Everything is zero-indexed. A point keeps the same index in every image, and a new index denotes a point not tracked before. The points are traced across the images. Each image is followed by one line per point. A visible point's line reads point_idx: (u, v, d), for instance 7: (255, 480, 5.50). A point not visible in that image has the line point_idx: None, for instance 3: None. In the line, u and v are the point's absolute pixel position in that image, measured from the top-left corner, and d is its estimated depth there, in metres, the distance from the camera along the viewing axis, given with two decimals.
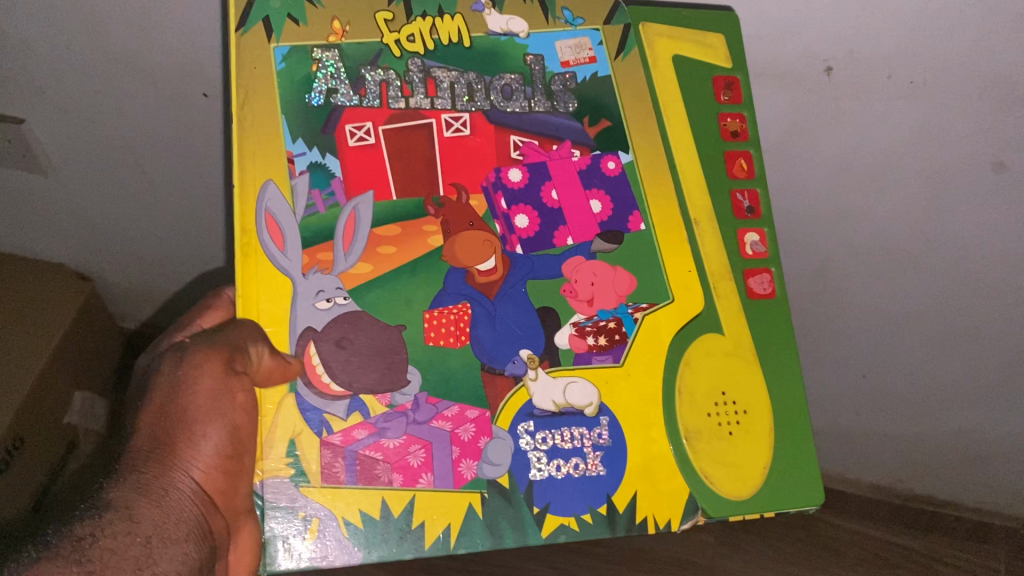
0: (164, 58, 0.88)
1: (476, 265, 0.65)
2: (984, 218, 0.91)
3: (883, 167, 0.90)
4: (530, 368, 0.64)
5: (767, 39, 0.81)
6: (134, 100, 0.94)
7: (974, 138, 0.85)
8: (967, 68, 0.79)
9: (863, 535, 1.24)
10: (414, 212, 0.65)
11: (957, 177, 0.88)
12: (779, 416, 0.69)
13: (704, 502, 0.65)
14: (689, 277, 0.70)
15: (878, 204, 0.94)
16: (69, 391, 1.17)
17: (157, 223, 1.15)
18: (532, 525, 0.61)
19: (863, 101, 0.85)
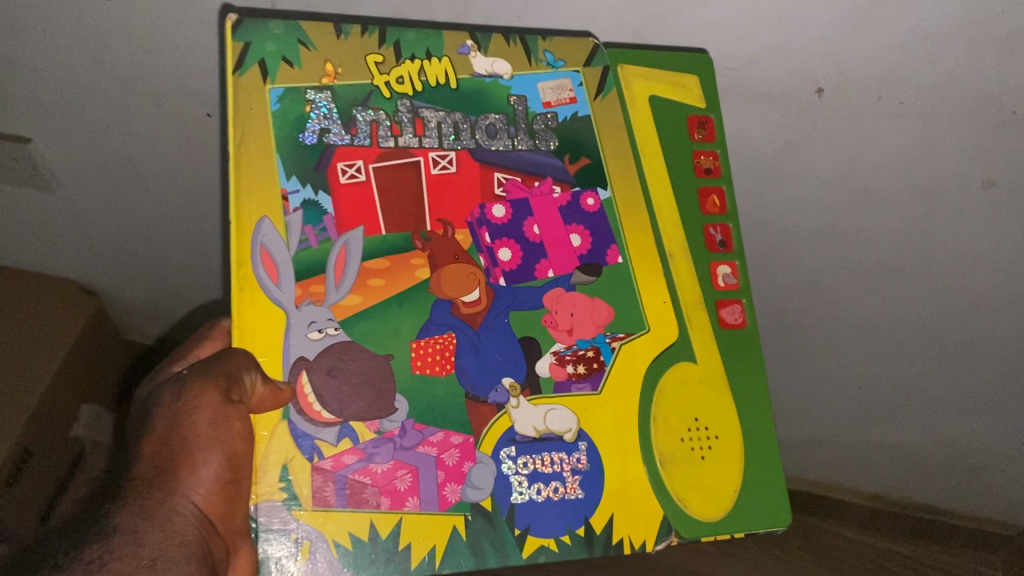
0: (168, 85, 0.91)
1: (461, 297, 0.68)
2: (962, 235, 0.95)
3: (873, 189, 0.93)
4: (512, 396, 0.67)
5: (752, 70, 0.83)
6: (140, 122, 0.97)
7: (959, 159, 0.88)
8: (955, 91, 0.82)
9: (861, 541, 1.34)
10: (402, 246, 0.68)
11: (947, 196, 0.92)
12: (748, 441, 0.72)
13: (678, 523, 0.68)
14: (664, 307, 0.73)
15: (868, 221, 0.97)
16: (75, 407, 1.20)
17: (155, 238, 1.17)
18: (513, 545, 0.64)
19: (853, 124, 0.87)
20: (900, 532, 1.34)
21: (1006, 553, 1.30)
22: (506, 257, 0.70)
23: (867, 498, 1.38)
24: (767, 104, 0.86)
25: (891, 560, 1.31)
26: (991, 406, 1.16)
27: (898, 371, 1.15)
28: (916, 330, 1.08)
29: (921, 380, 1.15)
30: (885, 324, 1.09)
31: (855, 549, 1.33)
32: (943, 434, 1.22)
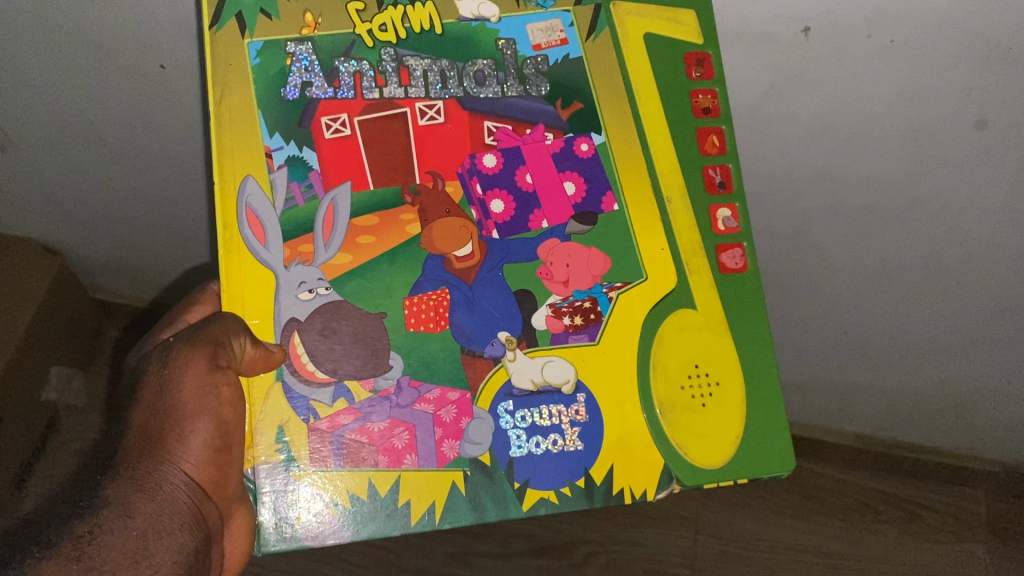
0: (116, 36, 0.88)
1: (454, 251, 0.67)
2: (959, 176, 0.90)
3: (862, 131, 0.88)
4: (508, 350, 0.67)
5: (734, 9, 0.79)
6: (94, 75, 0.93)
7: (955, 97, 0.82)
8: (944, 29, 0.77)
9: (846, 483, 1.32)
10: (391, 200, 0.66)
11: (938, 134, 0.86)
12: (751, 387, 0.71)
13: (678, 471, 0.67)
14: (662, 254, 0.72)
15: (858, 165, 0.92)
16: (45, 369, 1.26)
17: (128, 201, 1.15)
18: (512, 499, 0.64)
19: (841, 64, 0.82)
20: (882, 469, 1.33)
21: (988, 488, 1.30)
22: (498, 209, 0.69)
23: (851, 438, 1.35)
24: (749, 47, 0.82)
25: (877, 499, 1.30)
26: (995, 349, 1.11)
27: (891, 321, 1.12)
28: (913, 274, 1.04)
29: (914, 326, 1.11)
30: (882, 271, 1.05)
31: (843, 490, 1.32)
32: (935, 376, 1.18)
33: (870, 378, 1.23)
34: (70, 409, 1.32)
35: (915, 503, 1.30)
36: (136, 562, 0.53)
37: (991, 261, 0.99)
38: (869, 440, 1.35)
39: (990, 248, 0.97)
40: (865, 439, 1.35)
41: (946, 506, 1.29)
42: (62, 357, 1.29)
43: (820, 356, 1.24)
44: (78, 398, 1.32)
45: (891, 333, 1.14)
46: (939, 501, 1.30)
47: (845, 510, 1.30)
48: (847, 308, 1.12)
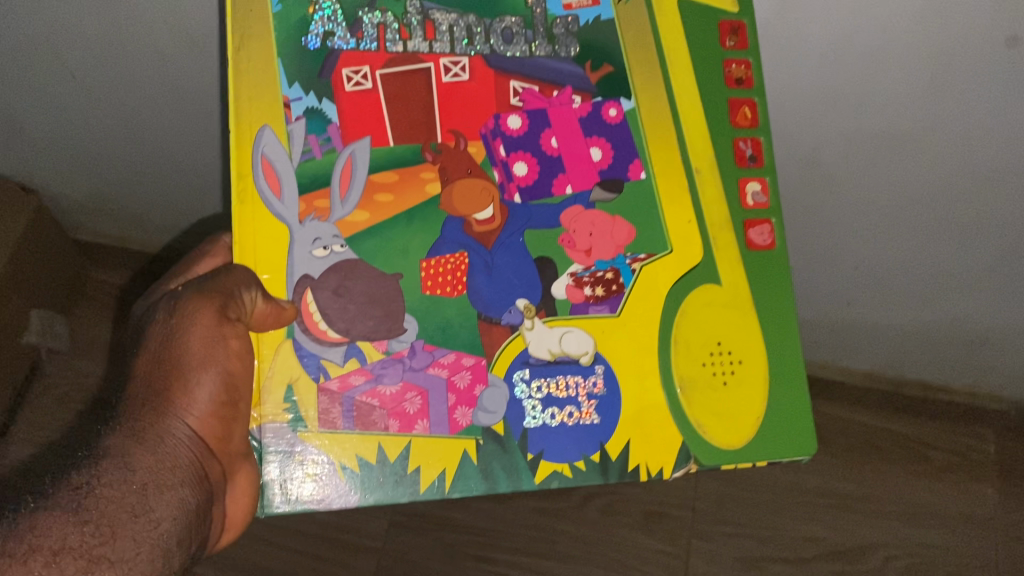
0: None
1: (474, 214, 0.65)
2: (981, 98, 0.82)
3: (881, 46, 0.79)
4: (527, 318, 0.64)
5: None
6: (69, 6, 0.87)
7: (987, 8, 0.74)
8: None
9: (852, 420, 1.25)
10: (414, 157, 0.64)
11: (961, 51, 0.78)
12: (774, 367, 0.69)
13: (696, 450, 0.65)
14: (688, 227, 0.69)
15: (879, 81, 0.83)
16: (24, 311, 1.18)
17: (128, 152, 1.11)
18: (525, 471, 0.62)
19: None
20: (890, 409, 1.26)
21: (999, 426, 1.24)
22: (521, 171, 0.66)
23: (861, 377, 1.28)
24: None
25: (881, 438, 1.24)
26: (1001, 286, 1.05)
27: (898, 259, 1.05)
28: (921, 207, 0.97)
29: (926, 258, 1.04)
30: (891, 205, 0.97)
31: (853, 427, 1.25)
32: (946, 313, 1.12)
33: (876, 316, 1.16)
34: (52, 352, 1.25)
35: (924, 443, 1.24)
36: (136, 516, 0.49)
37: (1006, 195, 0.92)
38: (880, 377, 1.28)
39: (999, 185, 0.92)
40: (873, 378, 1.28)
41: (950, 427, 1.24)
42: (40, 298, 1.21)
43: (837, 306, 1.16)
44: (60, 342, 1.25)
45: (898, 270, 1.07)
46: (941, 429, 1.24)
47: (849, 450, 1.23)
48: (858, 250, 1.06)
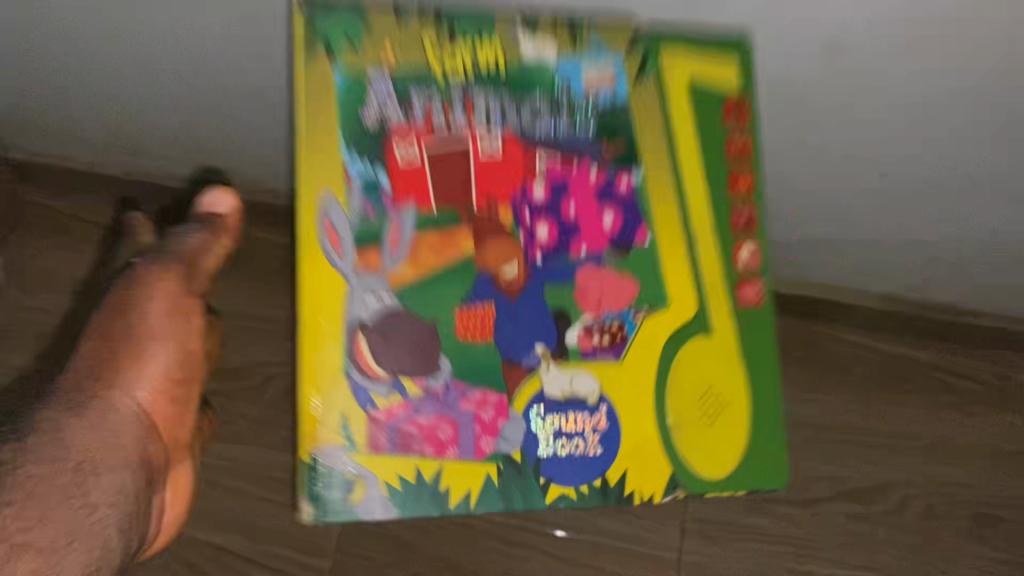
0: None
1: (501, 270, 0.75)
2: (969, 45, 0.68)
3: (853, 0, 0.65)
4: (543, 360, 0.75)
5: None
6: None
7: None
8: None
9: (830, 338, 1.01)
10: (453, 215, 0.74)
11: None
12: (757, 409, 0.80)
13: (683, 480, 0.77)
14: (685, 283, 0.79)
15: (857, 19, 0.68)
16: None
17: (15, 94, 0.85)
18: (537, 492, 0.74)
19: None
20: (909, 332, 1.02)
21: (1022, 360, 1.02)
22: (543, 231, 0.77)
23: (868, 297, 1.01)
24: None
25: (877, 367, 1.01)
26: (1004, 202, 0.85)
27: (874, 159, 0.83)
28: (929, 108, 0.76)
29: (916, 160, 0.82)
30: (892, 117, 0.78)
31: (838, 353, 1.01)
32: (931, 213, 0.88)
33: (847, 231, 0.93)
34: None
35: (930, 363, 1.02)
36: (69, 498, 0.59)
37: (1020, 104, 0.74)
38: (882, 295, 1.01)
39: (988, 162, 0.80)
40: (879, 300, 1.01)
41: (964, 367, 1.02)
42: None
43: (835, 257, 0.97)
44: None
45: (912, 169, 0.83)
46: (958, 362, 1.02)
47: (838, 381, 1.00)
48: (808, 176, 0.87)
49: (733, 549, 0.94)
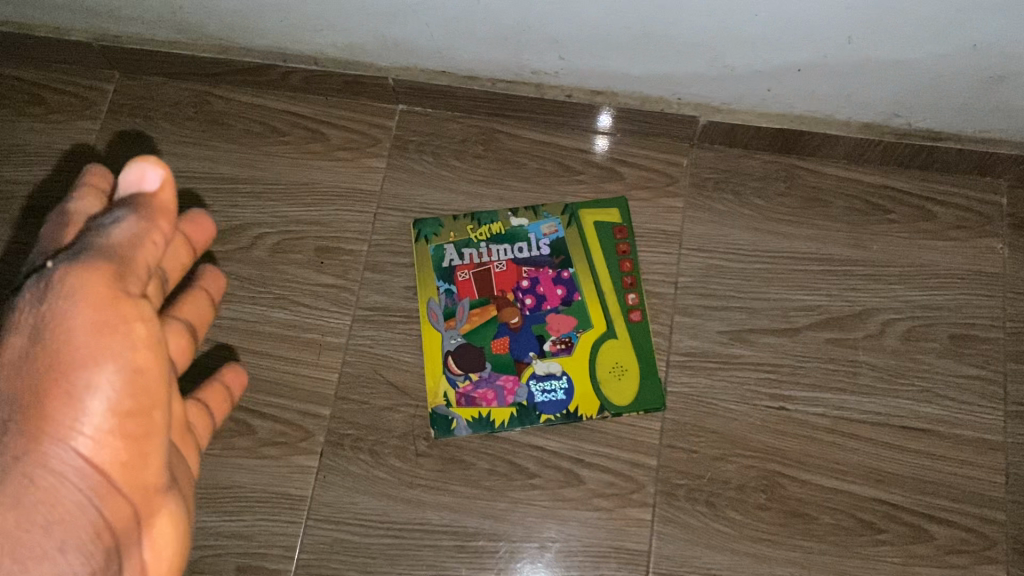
0: None
1: (468, 28, 0.65)
2: None
3: None
4: (425, 298, 0.71)
5: None
6: None
7: None
8: None
9: (893, 151, 0.71)
10: (446, 21, 0.65)
11: None
12: (641, 311, 0.70)
13: (589, 399, 0.68)
14: (565, 244, 0.72)
15: None
16: None
17: None
18: (441, 417, 0.67)
19: None
20: (923, 152, 0.71)
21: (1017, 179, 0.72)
22: (543, 51, 0.67)
23: (833, 127, 0.70)
24: None
25: (884, 190, 0.73)
26: (983, 75, 0.62)
27: None
28: None
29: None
30: None
31: (891, 159, 0.72)
32: (937, 78, 0.63)
33: (903, 51, 0.60)
34: None
35: (933, 198, 0.72)
36: None
37: None
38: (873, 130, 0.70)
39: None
40: (853, 129, 0.70)
41: (962, 190, 0.72)
42: None
43: (883, 77, 0.63)
44: None
45: (888, 11, 0.56)
46: (971, 182, 0.73)
47: (855, 205, 0.73)
48: None
49: (790, 354, 0.69)
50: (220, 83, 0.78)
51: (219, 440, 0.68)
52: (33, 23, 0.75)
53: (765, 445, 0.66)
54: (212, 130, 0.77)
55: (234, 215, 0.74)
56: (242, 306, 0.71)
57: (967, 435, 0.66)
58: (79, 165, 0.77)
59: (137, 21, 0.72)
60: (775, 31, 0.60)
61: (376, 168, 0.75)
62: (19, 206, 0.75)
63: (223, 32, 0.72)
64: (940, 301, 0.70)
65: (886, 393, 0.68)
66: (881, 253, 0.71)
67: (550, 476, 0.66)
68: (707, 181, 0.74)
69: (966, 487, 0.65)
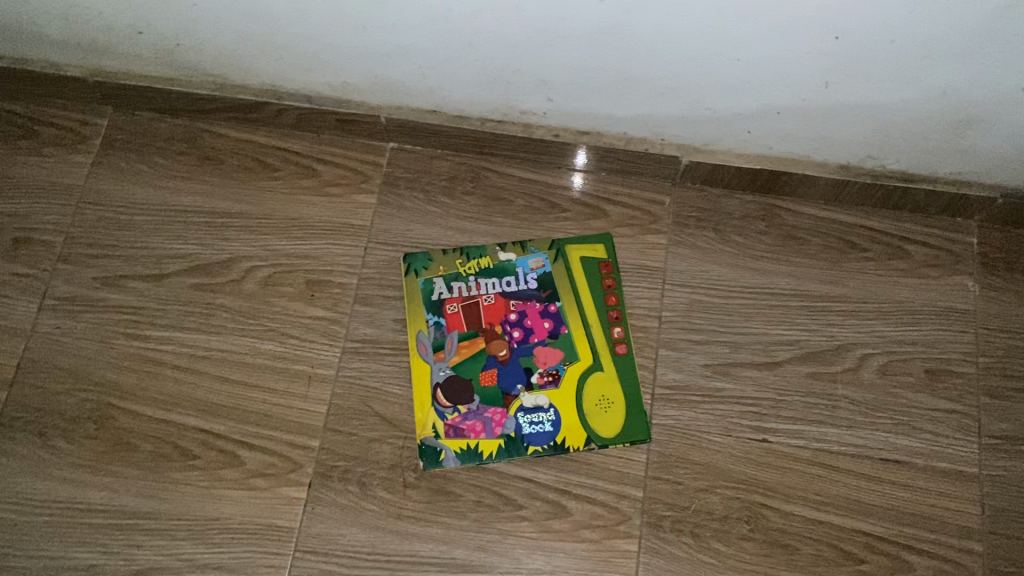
0: None
1: (458, 71, 0.68)
2: None
3: None
4: (416, 330, 0.72)
5: None
6: None
7: None
8: None
9: (869, 191, 0.74)
10: (439, 62, 0.67)
11: None
12: (628, 344, 0.71)
13: (577, 431, 0.69)
14: (556, 278, 0.74)
15: None
16: None
17: None
18: (431, 448, 0.68)
19: None
20: (897, 193, 0.74)
21: (985, 219, 0.75)
22: (532, 92, 0.69)
23: (810, 168, 0.73)
24: None
25: (860, 230, 0.75)
26: (952, 120, 0.65)
27: (817, 35, 0.57)
28: (830, 19, 0.56)
29: (852, 47, 0.58)
30: (782, 33, 0.57)
31: (868, 199, 0.75)
32: (908, 124, 0.66)
33: (876, 95, 0.63)
34: None
35: (906, 237, 0.75)
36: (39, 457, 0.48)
37: (945, 12, 0.54)
38: (849, 171, 0.73)
39: (928, 44, 0.57)
40: (829, 170, 0.73)
41: (934, 231, 0.75)
42: None
43: (858, 120, 0.66)
44: None
45: (859, 59, 0.59)
46: (942, 222, 0.75)
47: (833, 244, 0.75)
48: (778, 27, 0.57)
49: (772, 388, 0.70)
50: (213, 119, 0.79)
51: (207, 472, 0.68)
52: (27, 58, 0.76)
53: (748, 476, 0.68)
54: (205, 165, 0.78)
55: (224, 248, 0.75)
56: (231, 338, 0.72)
57: (944, 467, 0.68)
58: (73, 198, 0.77)
59: (132, 58, 0.74)
60: (755, 75, 0.62)
61: (366, 204, 0.76)
62: (9, 237, 0.76)
63: (219, 69, 0.73)
64: (915, 336, 0.72)
65: (865, 426, 0.69)
66: (857, 289, 0.74)
67: (537, 507, 0.67)
68: (689, 220, 0.76)
69: (942, 518, 0.67)
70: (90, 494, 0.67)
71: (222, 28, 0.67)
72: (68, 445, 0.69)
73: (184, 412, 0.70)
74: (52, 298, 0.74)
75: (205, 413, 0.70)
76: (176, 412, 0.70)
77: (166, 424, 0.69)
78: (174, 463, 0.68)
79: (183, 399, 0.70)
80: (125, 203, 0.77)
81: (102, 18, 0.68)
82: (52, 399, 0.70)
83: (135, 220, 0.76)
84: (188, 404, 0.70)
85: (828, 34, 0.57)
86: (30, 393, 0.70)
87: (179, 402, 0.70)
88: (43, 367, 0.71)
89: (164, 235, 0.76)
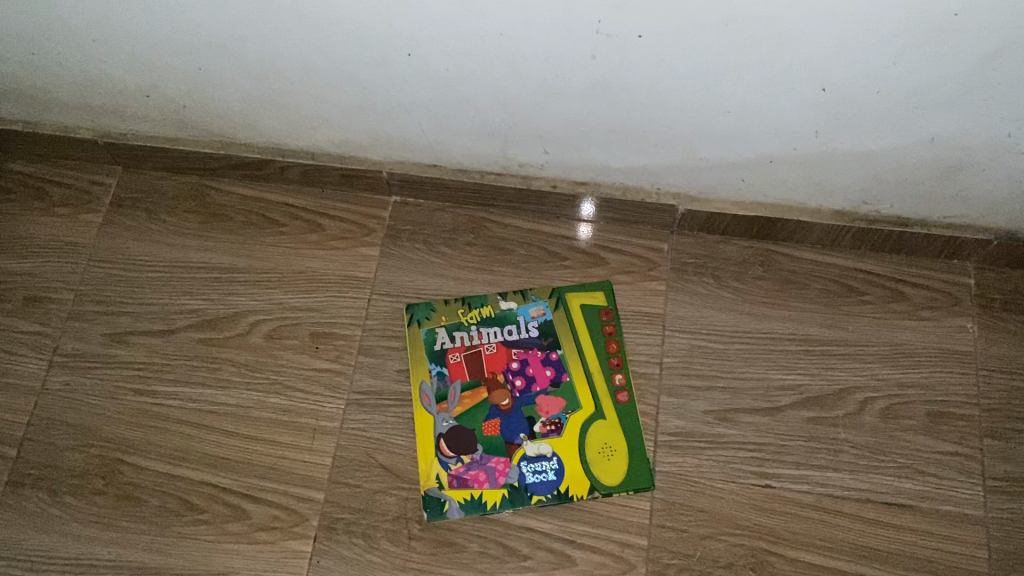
0: None
1: (458, 126, 0.69)
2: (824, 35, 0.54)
3: None
4: (419, 379, 0.73)
5: None
6: None
7: None
8: None
9: (866, 235, 0.75)
10: (438, 119, 0.69)
11: None
12: (630, 391, 0.72)
13: (580, 479, 0.69)
14: (559, 325, 0.75)
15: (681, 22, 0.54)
16: None
17: None
18: (434, 498, 0.68)
19: None
20: (893, 236, 0.74)
21: (982, 259, 0.75)
22: (530, 146, 0.71)
23: (806, 213, 0.74)
24: None
25: (857, 273, 0.76)
26: (942, 166, 0.66)
27: (805, 87, 0.59)
28: (817, 72, 0.57)
29: (838, 99, 0.60)
30: (771, 85, 0.59)
31: (865, 243, 0.76)
32: (899, 170, 0.67)
33: (866, 143, 0.64)
34: None
35: (904, 279, 0.76)
36: None
37: (930, 63, 0.55)
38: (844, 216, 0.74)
39: (915, 93, 0.58)
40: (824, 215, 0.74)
41: (931, 273, 0.76)
42: None
43: (850, 167, 0.68)
44: None
45: (847, 109, 0.61)
46: (939, 265, 0.76)
47: (831, 288, 0.76)
48: (766, 79, 0.59)
49: (773, 432, 0.71)
50: (220, 176, 0.81)
51: (213, 526, 0.68)
52: (40, 120, 0.79)
53: (752, 523, 0.67)
54: (211, 221, 0.80)
55: (231, 302, 0.76)
56: (237, 392, 0.73)
57: (948, 510, 0.68)
58: (83, 255, 0.79)
59: (141, 119, 0.76)
60: (746, 126, 0.64)
61: (370, 256, 0.78)
62: (20, 295, 0.77)
63: (224, 129, 0.75)
64: (915, 378, 0.73)
65: (868, 470, 0.69)
66: (856, 333, 0.74)
67: (542, 557, 0.67)
68: (687, 266, 0.77)
69: (949, 562, 0.66)
70: (97, 550, 0.67)
71: (228, 90, 0.69)
72: (76, 501, 0.69)
73: (191, 466, 0.70)
74: (61, 355, 0.75)
75: (211, 466, 0.70)
76: (182, 466, 0.70)
77: (172, 478, 0.70)
78: (180, 517, 0.68)
79: (190, 453, 0.71)
80: (133, 260, 0.78)
81: (111, 82, 0.71)
82: (60, 455, 0.71)
83: (143, 276, 0.78)
84: (195, 458, 0.71)
85: (816, 85, 0.59)
86: (39, 450, 0.71)
87: (186, 456, 0.71)
88: (52, 423, 0.72)
89: (171, 290, 0.77)
